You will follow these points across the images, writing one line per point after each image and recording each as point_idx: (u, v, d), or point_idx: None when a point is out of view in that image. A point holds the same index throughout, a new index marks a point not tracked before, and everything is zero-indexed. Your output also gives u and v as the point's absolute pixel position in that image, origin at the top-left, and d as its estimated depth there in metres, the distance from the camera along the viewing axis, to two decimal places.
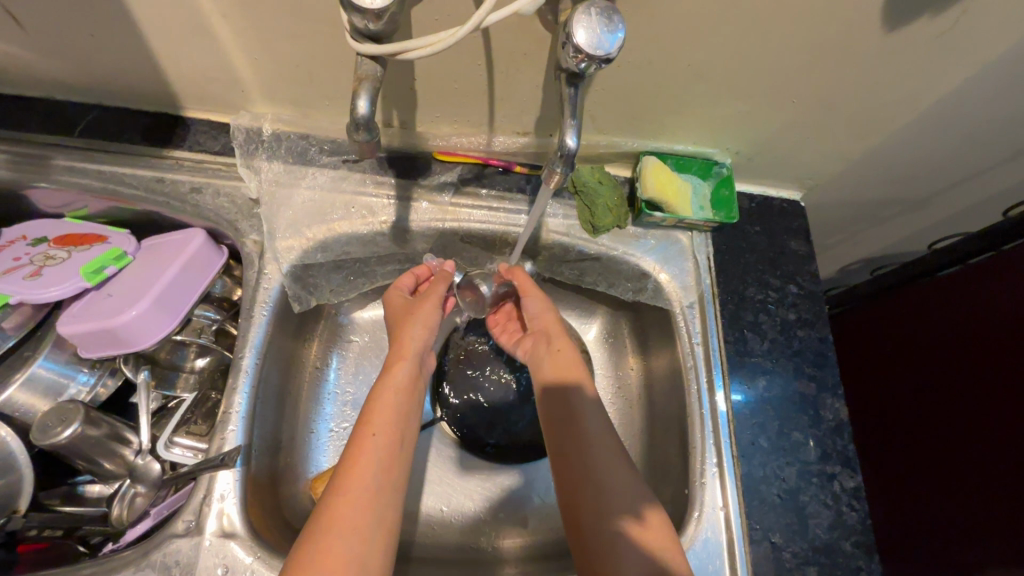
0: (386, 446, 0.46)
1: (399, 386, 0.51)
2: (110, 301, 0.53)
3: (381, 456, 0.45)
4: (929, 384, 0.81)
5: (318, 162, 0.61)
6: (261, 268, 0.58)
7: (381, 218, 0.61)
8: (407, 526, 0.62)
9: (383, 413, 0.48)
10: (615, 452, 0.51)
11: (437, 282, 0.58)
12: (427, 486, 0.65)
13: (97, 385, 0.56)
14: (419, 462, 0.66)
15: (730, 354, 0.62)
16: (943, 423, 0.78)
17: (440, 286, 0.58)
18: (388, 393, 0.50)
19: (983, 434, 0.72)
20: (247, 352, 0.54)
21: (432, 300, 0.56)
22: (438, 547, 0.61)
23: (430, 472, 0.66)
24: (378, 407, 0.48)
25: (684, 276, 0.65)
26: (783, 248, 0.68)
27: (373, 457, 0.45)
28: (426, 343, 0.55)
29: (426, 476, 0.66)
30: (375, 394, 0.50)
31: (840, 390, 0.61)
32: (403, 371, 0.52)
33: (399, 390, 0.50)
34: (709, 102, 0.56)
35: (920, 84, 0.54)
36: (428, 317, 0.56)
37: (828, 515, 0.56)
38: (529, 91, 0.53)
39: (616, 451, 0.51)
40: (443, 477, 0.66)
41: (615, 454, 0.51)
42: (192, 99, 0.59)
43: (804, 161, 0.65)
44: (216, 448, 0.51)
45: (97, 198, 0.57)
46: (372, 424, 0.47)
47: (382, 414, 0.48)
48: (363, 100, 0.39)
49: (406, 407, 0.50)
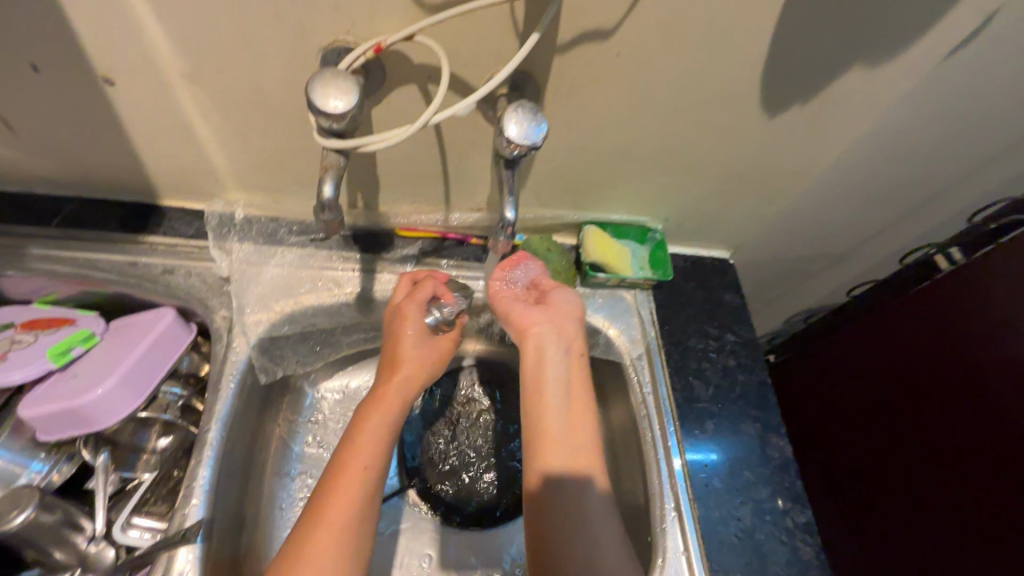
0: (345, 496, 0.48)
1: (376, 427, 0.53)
2: (75, 380, 0.54)
3: (328, 564, 0.44)
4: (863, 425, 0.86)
5: (286, 242, 0.66)
6: (228, 342, 0.60)
7: (347, 289, 0.65)
8: None
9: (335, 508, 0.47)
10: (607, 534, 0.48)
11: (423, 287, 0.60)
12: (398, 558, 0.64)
13: (51, 471, 0.55)
14: (384, 536, 0.65)
15: (679, 401, 0.66)
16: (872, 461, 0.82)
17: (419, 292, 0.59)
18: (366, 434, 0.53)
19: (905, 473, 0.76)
20: (212, 425, 0.55)
21: (410, 303, 0.58)
22: None
23: (402, 543, 0.65)
24: (336, 491, 0.48)
25: (632, 330, 0.70)
26: (718, 301, 0.75)
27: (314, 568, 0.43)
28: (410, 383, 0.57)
29: (396, 547, 0.65)
30: (316, 492, 0.49)
31: (782, 429, 0.66)
32: (367, 447, 0.52)
33: (356, 475, 0.49)
34: (636, 178, 0.65)
35: (805, 159, 0.64)
36: (416, 333, 0.58)
37: (785, 551, 0.58)
38: (478, 172, 0.60)
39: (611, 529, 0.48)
40: (404, 548, 0.65)
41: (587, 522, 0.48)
42: (170, 190, 0.63)
43: (725, 225, 0.75)
44: (176, 524, 0.50)
45: (70, 283, 0.60)
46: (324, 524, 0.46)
47: (335, 515, 0.47)
48: (328, 186, 0.45)
49: (371, 493, 0.50)
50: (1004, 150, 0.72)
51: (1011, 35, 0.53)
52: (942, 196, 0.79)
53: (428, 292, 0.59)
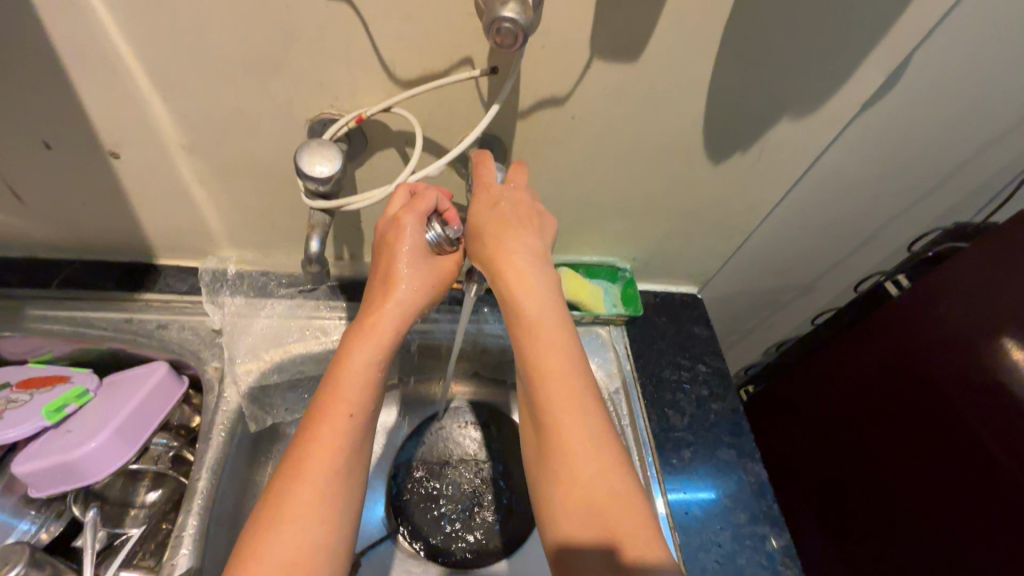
0: (327, 449, 0.46)
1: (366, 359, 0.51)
2: (70, 435, 0.56)
3: (320, 506, 0.43)
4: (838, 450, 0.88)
5: (276, 294, 0.70)
6: (219, 393, 0.62)
7: (333, 336, 0.68)
8: None
9: (321, 457, 0.45)
10: (596, 460, 0.44)
11: (428, 201, 0.51)
12: None
13: (40, 530, 0.56)
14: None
15: (657, 432, 0.69)
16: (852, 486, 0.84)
17: (424, 207, 0.51)
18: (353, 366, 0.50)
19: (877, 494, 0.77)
20: (203, 474, 0.57)
21: (410, 215, 0.51)
22: None
23: None
24: (316, 441, 0.46)
25: (608, 365, 0.74)
26: (688, 334, 0.79)
27: (310, 508, 0.43)
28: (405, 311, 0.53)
29: None
30: (302, 431, 0.47)
31: (756, 454, 0.69)
32: (357, 384, 0.49)
33: (340, 422, 0.47)
34: (602, 222, 0.70)
35: (753, 200, 0.70)
36: (414, 249, 0.52)
37: (765, 575, 0.60)
38: None
39: (607, 446, 0.45)
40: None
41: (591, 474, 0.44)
42: (166, 249, 0.68)
43: (689, 263, 0.80)
44: (164, 574, 0.51)
45: (66, 340, 0.63)
46: (306, 475, 0.44)
47: (320, 464, 0.45)
48: (315, 241, 0.49)
49: (359, 438, 0.48)
50: (933, 188, 0.79)
51: (917, 88, 0.61)
52: (888, 229, 0.85)
53: (430, 204, 0.52)
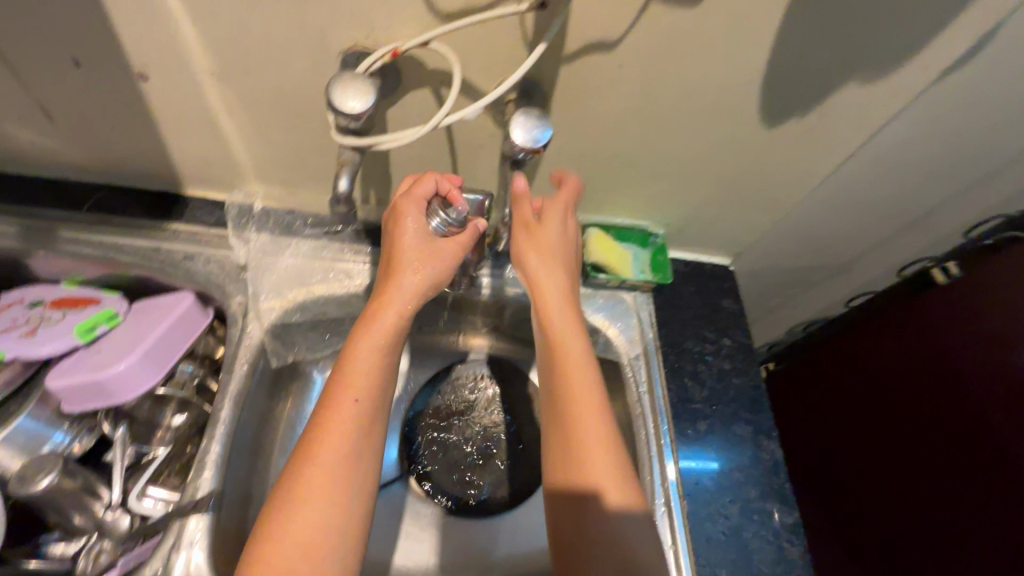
0: (334, 440, 0.46)
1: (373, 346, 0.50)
2: (99, 356, 0.57)
3: (334, 491, 0.44)
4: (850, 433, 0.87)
5: (302, 233, 0.69)
6: (243, 326, 0.62)
7: (357, 280, 0.67)
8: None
9: (330, 446, 0.45)
10: (611, 468, 0.51)
11: (428, 183, 0.53)
12: (394, 540, 0.68)
13: (73, 442, 0.58)
14: (383, 518, 0.69)
15: (674, 402, 0.68)
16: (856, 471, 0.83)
17: (423, 188, 0.53)
18: (360, 355, 0.50)
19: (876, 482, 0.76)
20: (225, 404, 0.58)
21: (408, 205, 0.52)
22: None
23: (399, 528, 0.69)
24: (325, 431, 0.46)
25: (630, 330, 0.72)
26: (716, 306, 0.77)
27: (320, 498, 0.43)
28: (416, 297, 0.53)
29: (394, 530, 0.68)
30: (314, 419, 0.47)
31: (773, 432, 0.68)
32: (365, 372, 0.49)
33: (347, 412, 0.47)
34: (639, 183, 0.67)
35: (803, 170, 0.66)
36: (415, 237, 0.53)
37: (770, 549, 0.60)
38: (487, 172, 0.63)
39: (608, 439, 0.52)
40: (398, 537, 0.68)
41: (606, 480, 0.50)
42: (194, 180, 0.67)
43: (725, 233, 0.77)
44: (188, 497, 0.52)
45: (95, 264, 0.63)
46: (317, 465, 0.44)
47: (331, 453, 0.45)
48: (344, 180, 0.48)
49: (369, 425, 0.48)
50: None
51: None
52: None
53: (429, 188, 0.53)
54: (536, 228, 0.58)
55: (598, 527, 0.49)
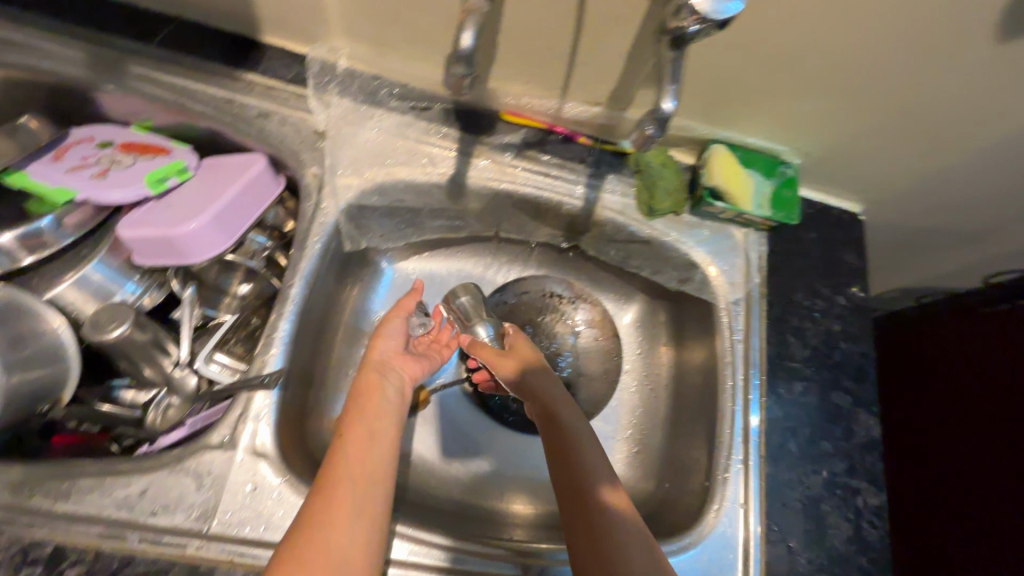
0: (343, 475, 0.42)
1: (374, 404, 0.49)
2: (169, 211, 0.53)
3: (360, 488, 0.42)
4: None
5: (386, 105, 0.61)
6: (318, 202, 0.57)
7: (440, 169, 0.60)
8: (407, 471, 0.62)
9: (336, 482, 0.42)
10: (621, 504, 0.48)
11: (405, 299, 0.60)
12: (435, 438, 0.65)
13: (143, 295, 0.57)
14: (434, 417, 0.66)
15: (771, 357, 0.61)
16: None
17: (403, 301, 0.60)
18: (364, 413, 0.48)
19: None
20: (295, 282, 0.54)
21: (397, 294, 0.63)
22: (427, 495, 0.61)
23: (442, 426, 0.66)
24: (335, 471, 0.43)
25: (734, 273, 0.64)
26: (837, 259, 0.67)
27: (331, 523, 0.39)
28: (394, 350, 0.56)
29: (437, 429, 0.66)
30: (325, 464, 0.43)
31: (874, 407, 0.61)
32: (368, 428, 0.47)
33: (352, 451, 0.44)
34: (792, 95, 0.55)
35: (1008, 103, 0.52)
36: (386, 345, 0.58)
37: (848, 527, 0.55)
38: (612, 58, 0.53)
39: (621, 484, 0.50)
40: (444, 437, 0.65)
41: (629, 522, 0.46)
42: (274, 25, 0.59)
43: (872, 174, 0.64)
44: (256, 369, 0.51)
45: (166, 109, 0.57)
46: (342, 466, 0.43)
47: (357, 453, 0.44)
48: (467, 33, 0.38)
49: (375, 467, 0.44)
50: None
51: None
52: None
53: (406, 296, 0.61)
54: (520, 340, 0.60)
55: (623, 527, 0.46)
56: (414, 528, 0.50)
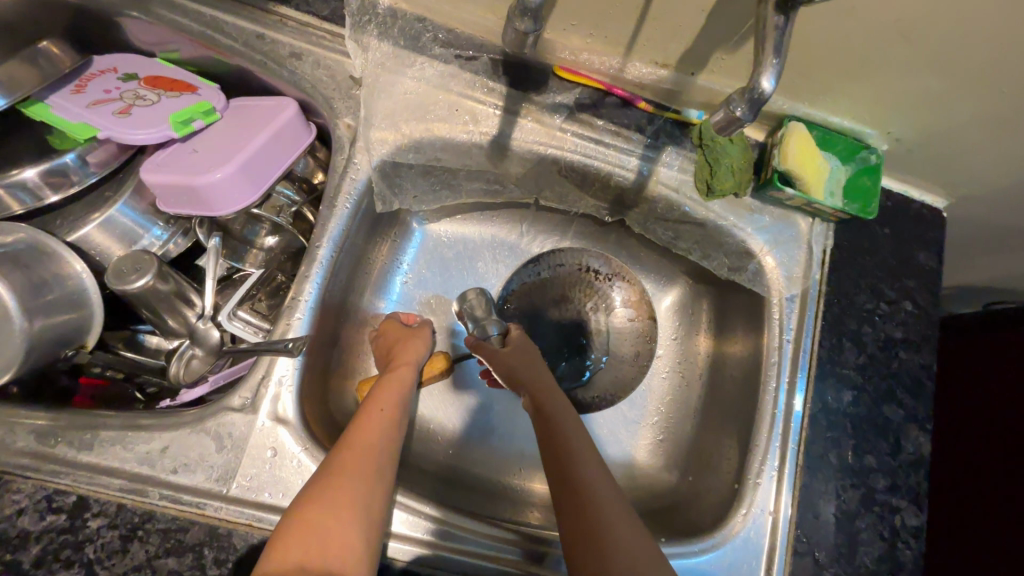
0: (348, 450, 0.42)
1: (386, 389, 0.49)
2: (195, 158, 0.50)
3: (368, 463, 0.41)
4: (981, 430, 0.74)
5: (429, 52, 0.55)
6: (350, 156, 0.54)
7: (483, 128, 0.55)
8: (418, 436, 0.61)
9: (339, 456, 0.42)
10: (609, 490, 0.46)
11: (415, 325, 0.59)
12: (447, 405, 0.64)
13: (168, 242, 0.55)
14: (452, 386, 0.65)
15: (822, 360, 0.56)
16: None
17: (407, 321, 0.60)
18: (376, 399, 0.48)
19: (1008, 499, 0.65)
20: (323, 243, 0.51)
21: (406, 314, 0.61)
22: (436, 465, 0.60)
23: (456, 394, 0.64)
24: (342, 448, 0.42)
25: (792, 266, 0.58)
26: (910, 260, 0.60)
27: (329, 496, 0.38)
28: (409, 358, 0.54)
29: (451, 396, 0.64)
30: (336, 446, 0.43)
31: (928, 424, 0.56)
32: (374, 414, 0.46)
33: (358, 430, 0.44)
34: (896, 71, 0.47)
35: None
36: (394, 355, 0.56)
37: (881, 546, 0.53)
38: (691, 14, 0.46)
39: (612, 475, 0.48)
40: (465, 408, 0.64)
41: (619, 509, 0.45)
42: None
43: (968, 168, 0.57)
44: (279, 333, 0.49)
45: (193, 42, 0.53)
46: (350, 444, 0.42)
47: (365, 433, 0.44)
48: None
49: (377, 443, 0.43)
50: None
51: None
52: None
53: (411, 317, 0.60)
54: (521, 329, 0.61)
55: (614, 510, 0.44)
56: (416, 500, 0.49)
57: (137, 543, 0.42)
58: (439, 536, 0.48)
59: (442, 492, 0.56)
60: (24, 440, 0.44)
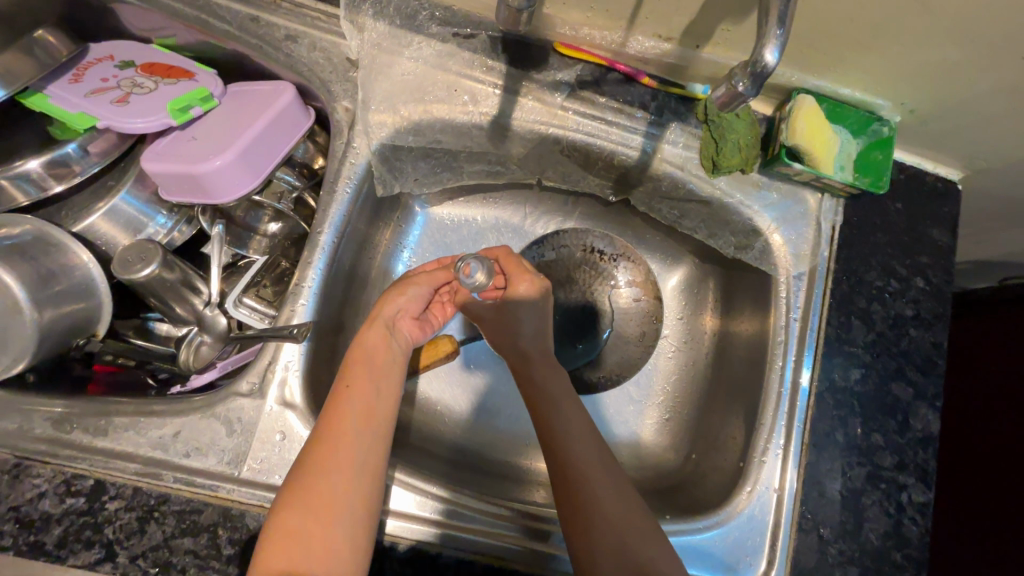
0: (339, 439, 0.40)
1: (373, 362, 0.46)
2: (195, 146, 0.50)
3: (361, 452, 0.40)
4: (994, 406, 0.73)
5: (426, 31, 0.54)
6: (349, 140, 0.53)
7: (483, 109, 0.54)
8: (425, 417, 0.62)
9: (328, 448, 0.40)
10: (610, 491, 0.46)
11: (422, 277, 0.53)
12: (451, 387, 0.65)
13: (173, 229, 0.56)
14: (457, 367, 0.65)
15: (829, 339, 0.56)
16: (994, 452, 0.71)
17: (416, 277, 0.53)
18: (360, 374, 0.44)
19: None
20: (325, 229, 0.51)
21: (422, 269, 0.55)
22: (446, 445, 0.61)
23: (461, 376, 0.65)
24: (334, 437, 0.40)
25: (800, 243, 0.57)
26: (922, 235, 0.59)
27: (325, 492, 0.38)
28: (406, 313, 0.49)
29: (455, 377, 0.65)
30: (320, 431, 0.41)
31: (937, 402, 0.56)
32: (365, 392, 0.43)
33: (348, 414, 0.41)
34: (910, 39, 0.46)
35: None
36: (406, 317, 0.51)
37: (887, 522, 0.53)
38: None
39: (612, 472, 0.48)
40: (471, 390, 0.65)
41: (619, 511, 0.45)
42: None
43: (983, 140, 0.55)
44: (284, 319, 0.49)
45: (188, 27, 0.52)
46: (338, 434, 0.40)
47: (362, 414, 0.42)
48: None
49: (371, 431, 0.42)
50: None
51: None
52: None
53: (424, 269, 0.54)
54: (513, 262, 0.52)
55: (613, 510, 0.45)
56: (421, 480, 0.50)
57: (154, 524, 0.43)
58: (445, 514, 0.49)
59: (450, 470, 0.57)
60: (41, 426, 0.46)
